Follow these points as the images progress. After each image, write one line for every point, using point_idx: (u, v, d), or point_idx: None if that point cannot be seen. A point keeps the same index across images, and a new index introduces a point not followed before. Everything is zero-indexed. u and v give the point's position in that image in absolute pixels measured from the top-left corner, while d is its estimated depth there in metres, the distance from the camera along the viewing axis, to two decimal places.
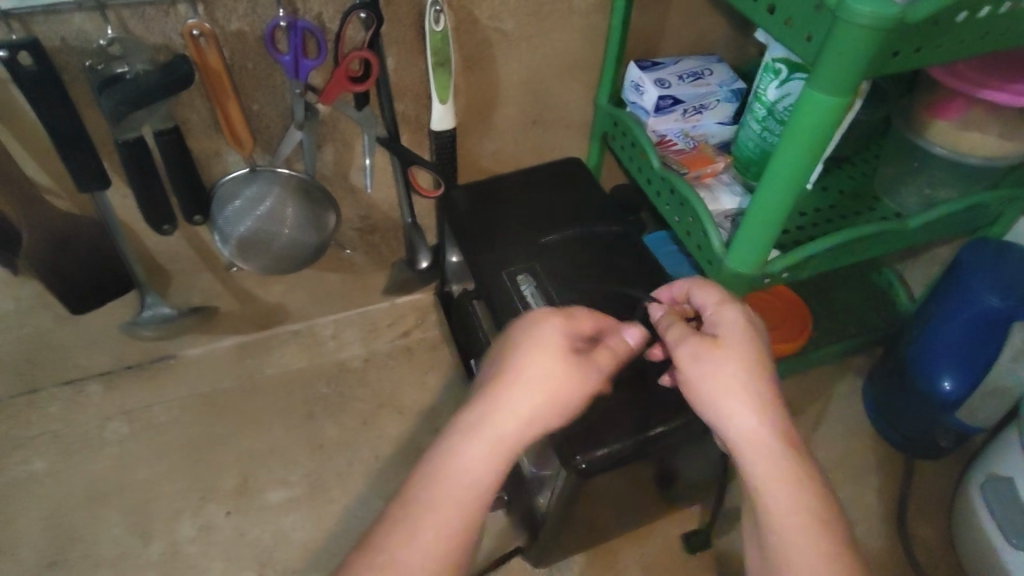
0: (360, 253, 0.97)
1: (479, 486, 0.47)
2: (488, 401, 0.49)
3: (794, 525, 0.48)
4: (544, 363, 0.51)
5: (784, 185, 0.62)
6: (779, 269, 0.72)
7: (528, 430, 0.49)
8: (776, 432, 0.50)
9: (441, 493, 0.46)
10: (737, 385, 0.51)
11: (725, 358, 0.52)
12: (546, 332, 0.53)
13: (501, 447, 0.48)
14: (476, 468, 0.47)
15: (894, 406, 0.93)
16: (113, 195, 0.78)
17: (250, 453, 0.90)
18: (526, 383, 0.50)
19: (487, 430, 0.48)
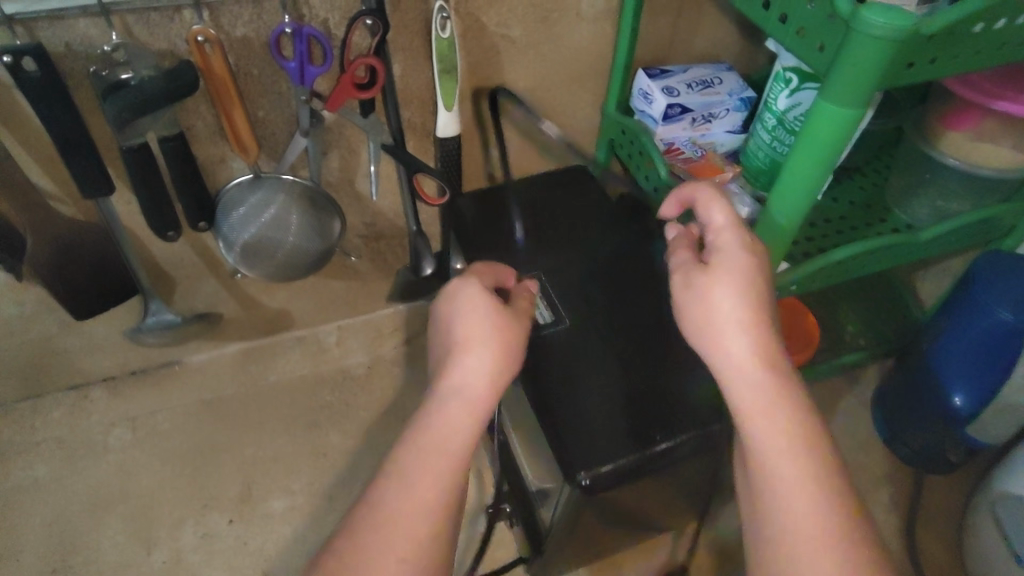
0: (365, 260, 0.96)
1: (458, 440, 0.50)
2: (447, 363, 0.54)
3: (777, 443, 0.48)
4: (482, 318, 0.56)
5: (794, 199, 0.61)
6: (789, 282, 0.71)
7: (492, 380, 0.54)
8: (766, 362, 0.50)
9: (420, 463, 0.49)
10: (735, 313, 0.51)
11: (722, 284, 0.52)
12: (468, 293, 0.58)
13: (472, 404, 0.52)
14: (449, 430, 0.51)
15: (904, 418, 0.91)
16: (117, 201, 0.78)
17: (253, 460, 0.90)
18: (463, 342, 0.55)
19: (452, 390, 0.53)
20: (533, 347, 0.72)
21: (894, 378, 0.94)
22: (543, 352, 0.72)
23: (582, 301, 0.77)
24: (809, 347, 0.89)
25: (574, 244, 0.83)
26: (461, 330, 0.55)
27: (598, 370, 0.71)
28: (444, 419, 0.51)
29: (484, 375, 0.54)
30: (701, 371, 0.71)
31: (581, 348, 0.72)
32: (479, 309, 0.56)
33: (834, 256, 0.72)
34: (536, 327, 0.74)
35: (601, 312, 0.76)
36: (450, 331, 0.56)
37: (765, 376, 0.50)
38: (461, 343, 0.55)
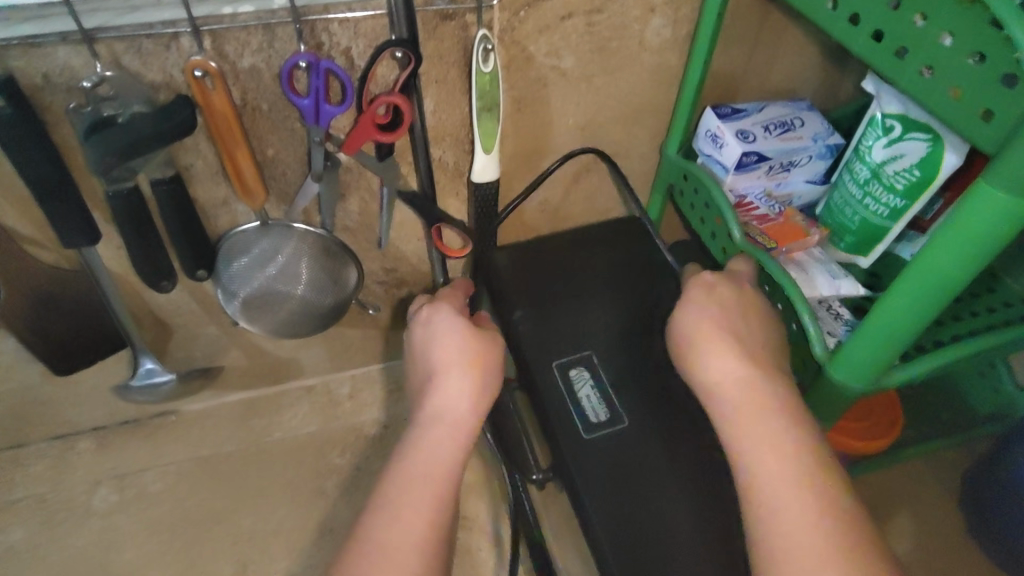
0: (384, 309, 0.86)
1: (445, 465, 0.52)
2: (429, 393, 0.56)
3: (772, 440, 0.50)
4: (457, 342, 0.58)
5: (925, 296, 0.49)
6: (899, 383, 0.59)
7: (474, 403, 0.56)
8: (754, 378, 0.53)
9: (411, 486, 0.51)
10: (719, 341, 0.55)
11: (704, 320, 0.57)
12: (440, 318, 0.60)
13: (453, 427, 0.54)
14: (432, 452, 0.53)
15: (1000, 520, 0.78)
16: (105, 248, 0.68)
17: (251, 534, 0.80)
18: (439, 366, 0.57)
19: (433, 415, 0.55)
20: (585, 452, 0.63)
21: (986, 472, 0.80)
22: (590, 456, 0.63)
23: (638, 393, 0.67)
24: (894, 427, 0.81)
25: (630, 311, 0.72)
26: (437, 354, 0.58)
27: (659, 483, 0.61)
28: (425, 441, 0.53)
29: (461, 392, 0.56)
30: None
31: (639, 455, 0.63)
32: (451, 332, 0.59)
33: (947, 355, 0.60)
34: (587, 427, 0.64)
35: (663, 406, 0.66)
36: (429, 358, 0.58)
37: (754, 389, 0.53)
38: (437, 368, 0.57)
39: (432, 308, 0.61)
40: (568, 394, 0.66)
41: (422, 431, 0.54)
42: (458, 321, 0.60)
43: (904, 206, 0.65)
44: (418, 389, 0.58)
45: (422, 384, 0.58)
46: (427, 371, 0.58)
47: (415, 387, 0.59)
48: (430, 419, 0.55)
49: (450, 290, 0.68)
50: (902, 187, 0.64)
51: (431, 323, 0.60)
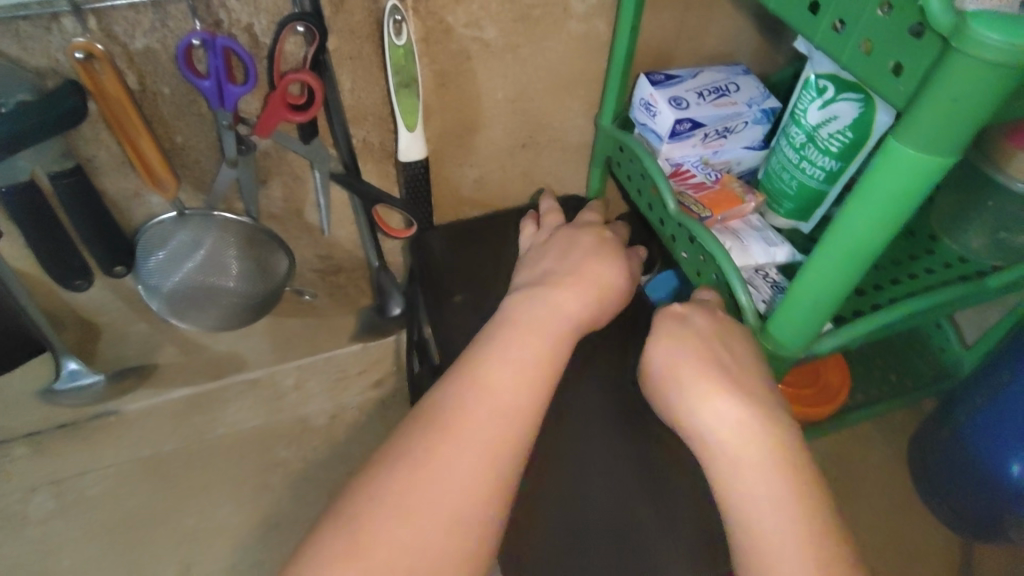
0: (323, 296, 0.84)
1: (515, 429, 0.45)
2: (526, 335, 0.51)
3: (775, 511, 0.44)
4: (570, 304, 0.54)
5: (847, 260, 0.47)
6: (833, 349, 0.58)
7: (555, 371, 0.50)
8: (758, 431, 0.47)
9: (460, 439, 0.43)
10: (720, 392, 0.49)
11: (698, 363, 0.51)
12: (570, 283, 0.55)
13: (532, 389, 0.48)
14: (492, 423, 0.45)
15: (946, 480, 0.78)
16: (10, 246, 0.64)
17: (194, 534, 0.77)
18: (554, 321, 0.52)
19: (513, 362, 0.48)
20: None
21: (934, 437, 0.80)
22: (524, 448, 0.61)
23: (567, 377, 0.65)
24: (837, 396, 0.81)
25: None
26: (556, 313, 0.53)
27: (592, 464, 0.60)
28: (500, 380, 0.47)
29: (556, 359, 0.50)
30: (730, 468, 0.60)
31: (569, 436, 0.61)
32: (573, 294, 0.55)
33: (881, 319, 0.58)
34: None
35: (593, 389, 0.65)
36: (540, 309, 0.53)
37: (760, 445, 0.47)
38: (546, 321, 0.51)
39: (566, 270, 0.57)
40: None
41: (492, 390, 0.46)
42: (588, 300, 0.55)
43: (839, 168, 0.64)
44: (518, 326, 0.51)
45: (525, 323, 0.51)
46: (535, 311, 0.52)
47: (501, 320, 0.52)
48: (519, 361, 0.48)
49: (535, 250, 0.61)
50: (836, 149, 0.63)
51: (574, 292, 0.55)
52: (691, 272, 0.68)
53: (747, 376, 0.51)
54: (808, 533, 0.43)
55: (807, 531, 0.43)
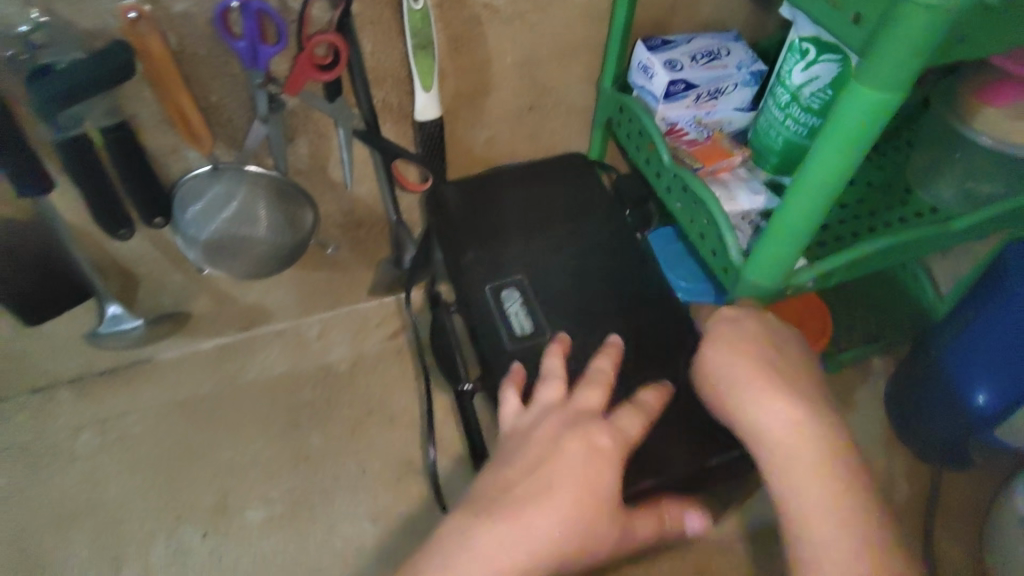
0: (344, 249, 0.90)
1: (538, 549, 0.44)
2: (539, 497, 0.47)
3: (818, 506, 0.46)
4: (580, 454, 0.50)
5: (818, 193, 0.53)
6: (808, 281, 0.64)
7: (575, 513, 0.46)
8: (814, 432, 0.48)
9: (474, 562, 0.43)
10: (780, 397, 0.50)
11: (751, 358, 0.53)
12: (578, 427, 0.52)
13: (551, 514, 0.46)
14: (509, 551, 0.44)
15: (917, 413, 0.85)
16: (61, 198, 0.70)
17: (229, 467, 0.84)
18: (545, 496, 0.46)
19: (534, 503, 0.46)
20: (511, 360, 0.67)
21: (908, 373, 0.87)
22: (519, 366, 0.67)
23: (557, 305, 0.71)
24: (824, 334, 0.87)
25: (562, 243, 0.76)
26: (551, 484, 0.47)
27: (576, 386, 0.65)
28: (478, 547, 0.44)
29: (548, 560, 0.44)
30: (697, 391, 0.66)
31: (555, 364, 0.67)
32: (591, 470, 0.49)
33: (854, 255, 0.64)
34: (512, 338, 0.69)
35: (582, 321, 0.70)
36: (557, 470, 0.48)
37: (814, 446, 0.48)
38: (542, 493, 0.47)
39: (572, 408, 0.55)
40: (496, 314, 0.70)
41: (506, 530, 0.45)
42: (602, 464, 0.50)
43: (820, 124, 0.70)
44: (512, 496, 0.47)
45: (520, 479, 0.48)
46: (535, 458, 0.50)
47: (503, 460, 0.51)
48: (507, 544, 0.44)
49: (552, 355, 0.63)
50: (818, 106, 0.69)
51: (582, 455, 0.50)
52: (686, 223, 0.74)
53: (799, 378, 0.52)
54: (856, 517, 0.45)
55: (853, 515, 0.45)
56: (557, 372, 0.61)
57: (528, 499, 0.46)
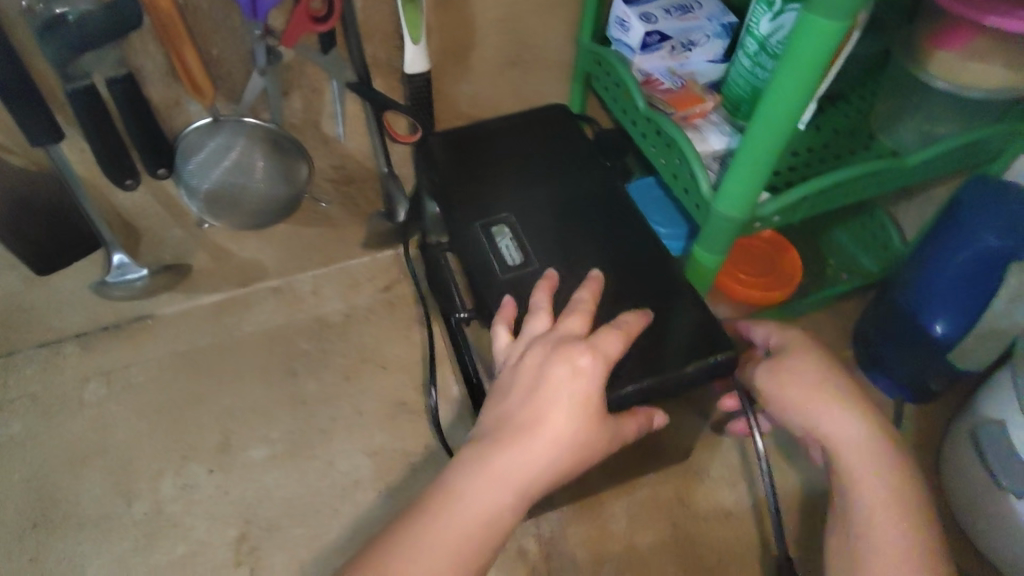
0: (336, 205, 0.94)
1: (533, 472, 0.51)
2: (530, 427, 0.52)
3: (873, 500, 0.57)
4: (570, 379, 0.53)
5: (777, 122, 0.58)
6: (770, 214, 0.68)
7: (563, 441, 0.52)
8: (875, 438, 0.58)
9: (477, 494, 0.50)
10: (848, 412, 0.58)
11: (822, 378, 0.60)
12: (561, 350, 0.55)
13: (541, 443, 0.51)
14: (508, 479, 0.51)
15: (883, 349, 0.89)
16: (69, 150, 0.74)
17: (231, 410, 0.89)
18: (536, 425, 0.52)
19: (525, 434, 0.52)
20: (499, 290, 0.69)
21: (875, 313, 0.91)
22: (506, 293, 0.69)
23: (539, 236, 0.74)
24: (792, 281, 0.91)
25: (546, 183, 0.79)
26: (543, 412, 0.52)
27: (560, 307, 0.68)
28: (481, 481, 0.50)
29: (546, 472, 0.52)
30: (683, 304, 0.68)
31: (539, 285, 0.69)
32: (576, 398, 0.53)
33: (812, 186, 0.68)
34: (503, 270, 0.71)
35: (564, 251, 0.72)
36: (544, 401, 0.52)
37: (870, 451, 0.57)
38: (534, 423, 0.52)
39: (555, 334, 0.58)
40: (485, 246, 0.73)
41: (502, 462, 0.51)
42: (586, 383, 0.53)
43: None
44: (510, 427, 0.52)
45: (516, 411, 0.53)
46: (525, 388, 0.53)
47: (502, 390, 0.56)
48: (508, 470, 0.51)
49: (545, 287, 0.66)
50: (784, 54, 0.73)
51: (567, 380, 0.53)
52: (668, 174, 0.78)
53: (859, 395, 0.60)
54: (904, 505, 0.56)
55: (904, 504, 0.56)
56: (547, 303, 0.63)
57: (521, 431, 0.52)
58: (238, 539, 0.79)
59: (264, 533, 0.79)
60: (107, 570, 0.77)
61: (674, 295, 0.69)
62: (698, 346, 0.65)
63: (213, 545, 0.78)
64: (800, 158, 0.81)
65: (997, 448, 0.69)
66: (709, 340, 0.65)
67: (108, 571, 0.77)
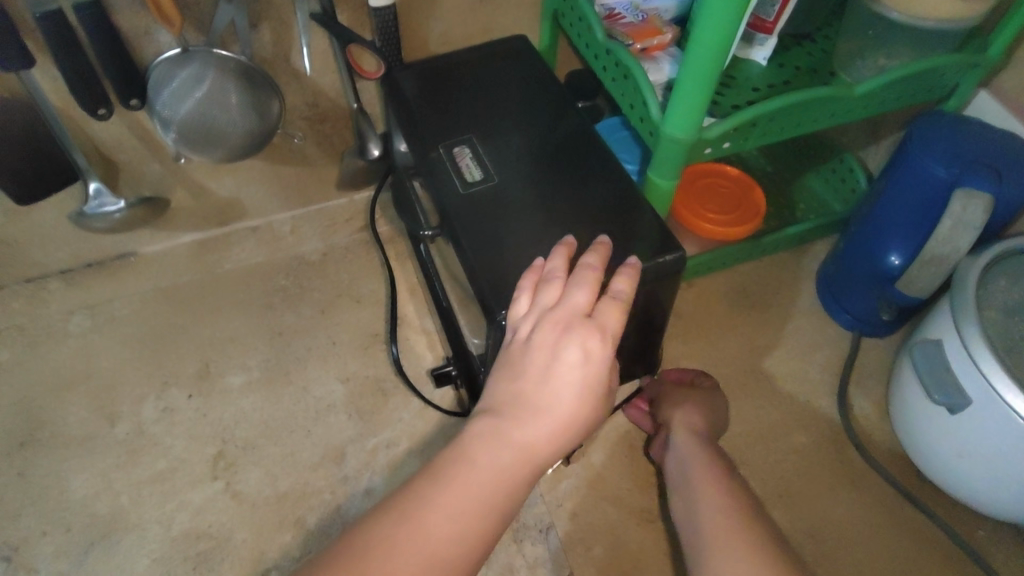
0: (312, 144, 0.95)
1: (543, 451, 0.53)
2: (541, 402, 0.54)
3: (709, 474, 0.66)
4: (578, 357, 0.55)
5: (712, 37, 0.60)
6: (715, 138, 0.71)
7: (575, 411, 0.54)
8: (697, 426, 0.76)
9: (484, 470, 0.52)
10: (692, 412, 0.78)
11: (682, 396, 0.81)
12: (571, 331, 0.56)
13: (552, 420, 0.54)
14: (512, 457, 0.53)
15: (844, 285, 0.92)
16: (42, 78, 0.76)
17: (210, 340, 0.92)
18: (553, 403, 0.54)
19: (534, 413, 0.54)
20: (460, 204, 0.72)
21: (836, 250, 0.93)
22: (466, 208, 0.72)
23: (502, 157, 0.77)
24: (756, 216, 0.92)
25: (511, 110, 0.82)
26: (558, 395, 0.54)
27: (519, 221, 0.71)
28: (494, 456, 0.53)
29: (555, 446, 0.54)
30: (637, 219, 0.72)
31: (499, 201, 0.73)
32: (585, 376, 0.54)
33: (756, 111, 0.70)
34: (463, 185, 0.74)
35: (527, 172, 0.76)
36: (556, 380, 0.54)
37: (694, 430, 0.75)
38: (548, 402, 0.54)
39: (564, 309, 0.57)
40: (450, 165, 0.75)
41: (508, 440, 0.53)
42: (597, 366, 0.55)
43: None
44: (524, 404, 0.54)
45: (529, 392, 0.54)
46: (542, 367, 0.55)
47: (510, 365, 0.57)
48: (524, 446, 0.53)
49: (560, 257, 0.63)
50: None
51: (579, 359, 0.54)
52: (625, 106, 0.80)
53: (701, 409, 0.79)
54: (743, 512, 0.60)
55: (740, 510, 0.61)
56: (558, 270, 0.61)
57: (530, 401, 0.54)
58: (216, 456, 0.83)
59: (241, 451, 0.83)
60: (92, 483, 0.81)
61: (628, 212, 0.72)
62: (647, 252, 0.68)
63: (193, 463, 0.82)
64: (762, 93, 0.80)
65: (934, 367, 0.73)
66: (661, 243, 0.69)
67: (92, 484, 0.81)
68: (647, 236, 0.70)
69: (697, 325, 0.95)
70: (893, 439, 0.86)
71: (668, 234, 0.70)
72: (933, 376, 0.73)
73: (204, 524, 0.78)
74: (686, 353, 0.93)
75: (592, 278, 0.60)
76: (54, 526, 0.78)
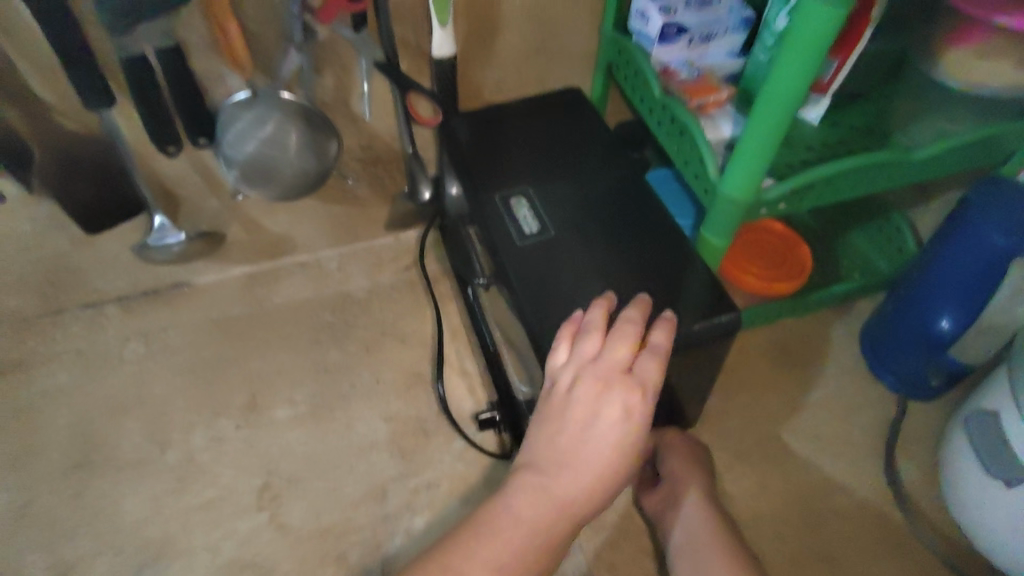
0: (363, 184, 0.98)
1: (579, 507, 0.54)
2: (579, 459, 0.55)
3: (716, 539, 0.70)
4: (617, 415, 0.55)
5: (777, 106, 0.61)
6: (772, 198, 0.71)
7: (612, 468, 0.55)
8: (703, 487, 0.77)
9: (521, 527, 0.53)
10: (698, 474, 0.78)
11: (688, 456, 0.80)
12: (611, 388, 0.56)
13: (589, 477, 0.54)
14: (549, 514, 0.54)
15: (892, 345, 0.91)
16: (119, 116, 0.80)
17: (259, 373, 0.94)
18: (591, 460, 0.55)
19: (572, 470, 0.54)
20: (516, 255, 0.73)
21: (884, 309, 0.92)
22: (523, 260, 0.73)
23: (557, 209, 0.78)
24: (802, 272, 0.92)
25: (566, 161, 0.83)
26: (596, 452, 0.55)
27: (575, 275, 0.72)
28: (532, 513, 0.53)
29: (591, 501, 0.55)
30: (689, 279, 0.72)
31: (556, 254, 0.73)
32: (622, 433, 0.55)
33: (813, 174, 0.71)
34: (521, 237, 0.75)
35: (583, 225, 0.76)
36: (593, 436, 0.55)
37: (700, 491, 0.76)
38: (586, 460, 0.54)
39: (604, 364, 0.58)
40: (507, 216, 0.77)
41: (546, 496, 0.54)
42: (635, 423, 0.56)
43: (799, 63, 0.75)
44: (562, 460, 0.55)
45: (569, 448, 0.55)
46: (581, 423, 0.55)
47: (550, 419, 0.57)
48: (561, 503, 0.54)
49: (599, 308, 0.63)
50: None
51: (618, 417, 0.55)
52: (680, 162, 0.80)
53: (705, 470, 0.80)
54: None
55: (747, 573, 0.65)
56: (597, 321, 0.61)
57: (568, 457, 0.55)
58: (262, 488, 0.84)
59: (286, 484, 0.85)
60: (141, 509, 0.83)
61: (682, 269, 0.73)
62: (699, 311, 0.69)
63: (239, 494, 0.84)
64: (814, 153, 0.80)
65: (992, 440, 0.72)
66: (712, 303, 0.69)
67: (142, 510, 0.83)
68: (702, 295, 0.70)
69: (739, 378, 0.95)
70: (940, 505, 0.84)
71: (722, 295, 0.70)
72: (991, 449, 0.72)
73: (248, 555, 0.79)
74: (727, 407, 0.92)
75: (629, 332, 0.60)
76: (103, 550, 0.80)
